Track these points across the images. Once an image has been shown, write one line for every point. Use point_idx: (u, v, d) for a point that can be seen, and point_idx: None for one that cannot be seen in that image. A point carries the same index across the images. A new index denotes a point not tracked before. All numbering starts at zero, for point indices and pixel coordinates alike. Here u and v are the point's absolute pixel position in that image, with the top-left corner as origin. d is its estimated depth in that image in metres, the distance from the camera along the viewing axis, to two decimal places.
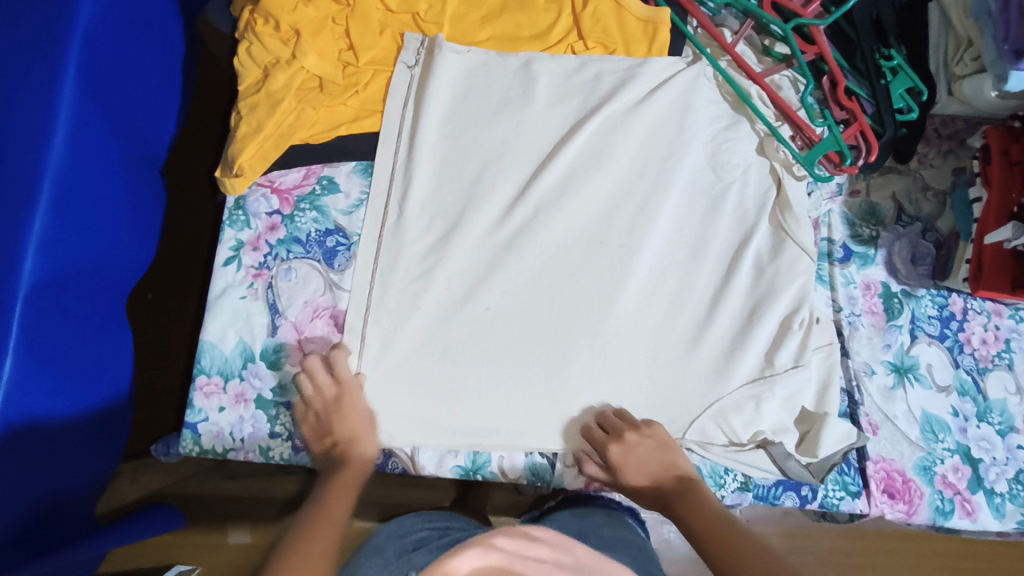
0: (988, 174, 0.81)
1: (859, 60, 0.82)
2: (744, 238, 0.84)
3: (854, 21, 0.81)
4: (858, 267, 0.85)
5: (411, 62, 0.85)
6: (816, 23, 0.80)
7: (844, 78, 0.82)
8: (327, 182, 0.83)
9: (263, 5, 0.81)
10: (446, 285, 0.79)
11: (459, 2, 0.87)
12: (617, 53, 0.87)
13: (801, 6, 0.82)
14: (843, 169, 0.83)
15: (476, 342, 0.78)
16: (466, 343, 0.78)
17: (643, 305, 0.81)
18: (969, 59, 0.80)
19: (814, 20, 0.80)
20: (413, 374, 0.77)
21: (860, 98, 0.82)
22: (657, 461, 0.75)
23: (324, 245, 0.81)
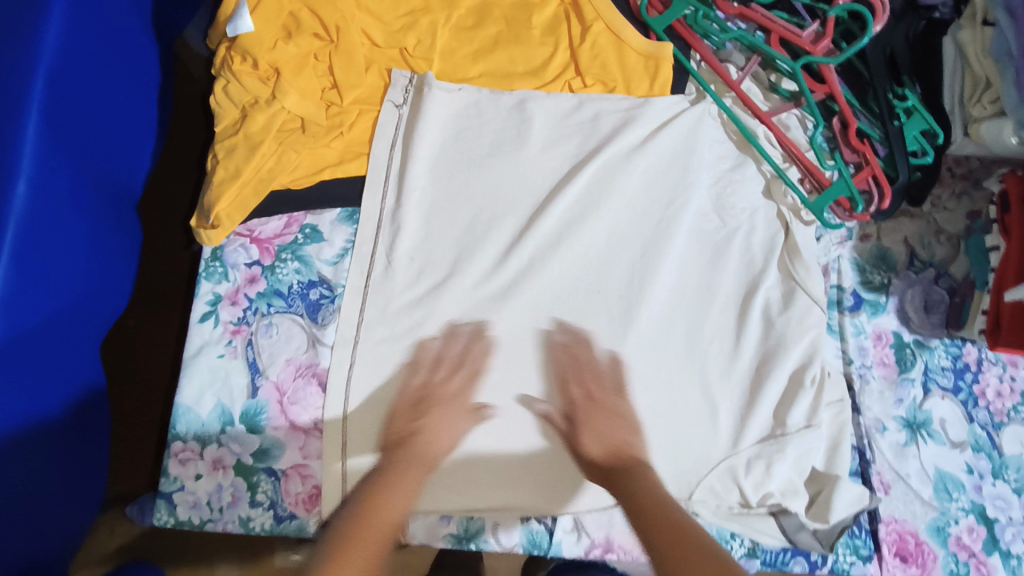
0: (1008, 221, 0.79)
1: (872, 99, 0.78)
2: (752, 287, 0.79)
3: (868, 60, 0.77)
4: (869, 316, 0.81)
5: (399, 100, 0.80)
6: (826, 62, 0.75)
7: (856, 120, 0.78)
8: (310, 230, 0.79)
9: (239, 43, 0.75)
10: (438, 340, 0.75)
11: (450, 36, 0.82)
12: (617, 90, 0.82)
13: (812, 43, 0.77)
14: (854, 216, 0.79)
15: (468, 400, 0.73)
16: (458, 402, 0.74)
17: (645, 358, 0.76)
18: (988, 101, 0.77)
19: (825, 58, 0.75)
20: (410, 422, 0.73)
21: (872, 139, 0.78)
22: (618, 443, 0.70)
23: (307, 298, 0.77)
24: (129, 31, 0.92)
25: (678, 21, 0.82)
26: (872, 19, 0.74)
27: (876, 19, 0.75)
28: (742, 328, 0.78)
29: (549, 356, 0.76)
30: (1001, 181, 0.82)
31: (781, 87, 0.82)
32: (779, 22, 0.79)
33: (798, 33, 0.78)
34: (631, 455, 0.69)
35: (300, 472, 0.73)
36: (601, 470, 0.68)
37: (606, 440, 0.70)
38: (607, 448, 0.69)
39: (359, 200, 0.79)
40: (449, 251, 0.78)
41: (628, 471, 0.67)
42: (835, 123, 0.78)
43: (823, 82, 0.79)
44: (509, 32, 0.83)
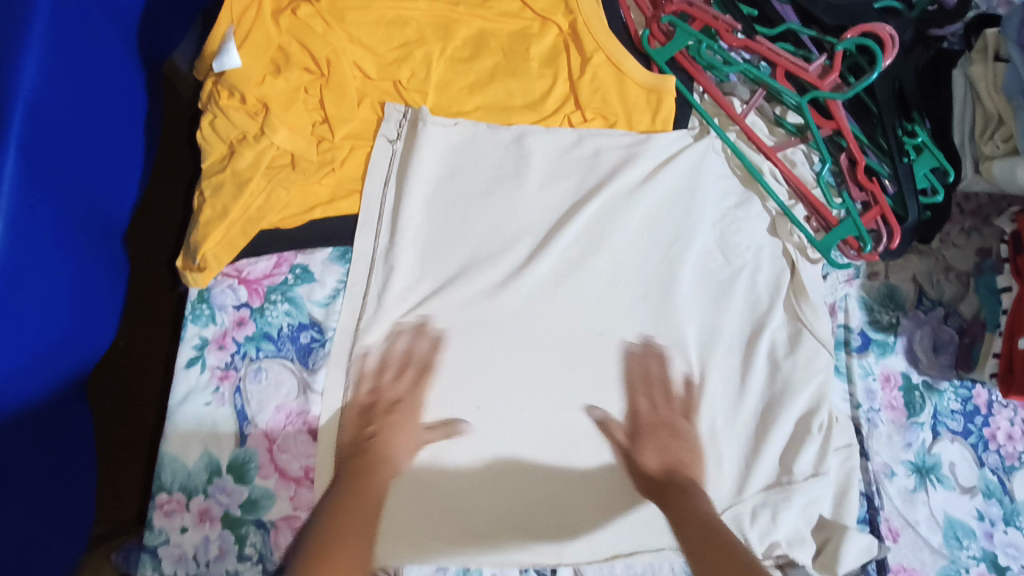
0: (1017, 263, 0.75)
1: (881, 134, 0.75)
2: (757, 328, 0.77)
3: (876, 95, 0.74)
4: (877, 356, 0.79)
5: (393, 135, 0.77)
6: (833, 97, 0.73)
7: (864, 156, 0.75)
8: (301, 270, 0.76)
9: (226, 78, 0.73)
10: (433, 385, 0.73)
11: (446, 68, 0.79)
12: (618, 125, 0.80)
13: (818, 78, 0.75)
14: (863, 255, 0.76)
15: (401, 431, 0.69)
16: (454, 449, 0.71)
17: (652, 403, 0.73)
18: (1001, 139, 0.74)
19: (832, 93, 0.73)
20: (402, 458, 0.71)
21: (881, 177, 0.76)
22: (677, 459, 0.70)
23: (298, 341, 0.74)
24: (115, 61, 0.89)
25: (680, 53, 0.80)
26: (880, 54, 0.71)
27: (885, 53, 0.72)
28: (748, 371, 0.76)
29: (550, 401, 0.73)
30: (1012, 220, 0.78)
31: (787, 121, 0.79)
32: (784, 55, 0.76)
33: (804, 67, 0.75)
34: (684, 470, 0.69)
35: (290, 524, 0.70)
36: (648, 475, 0.70)
37: (664, 452, 0.70)
38: (665, 462, 0.70)
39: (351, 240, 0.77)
40: (443, 291, 0.75)
41: (682, 487, 0.67)
42: (842, 159, 0.76)
43: (830, 117, 0.77)
44: (506, 64, 0.80)
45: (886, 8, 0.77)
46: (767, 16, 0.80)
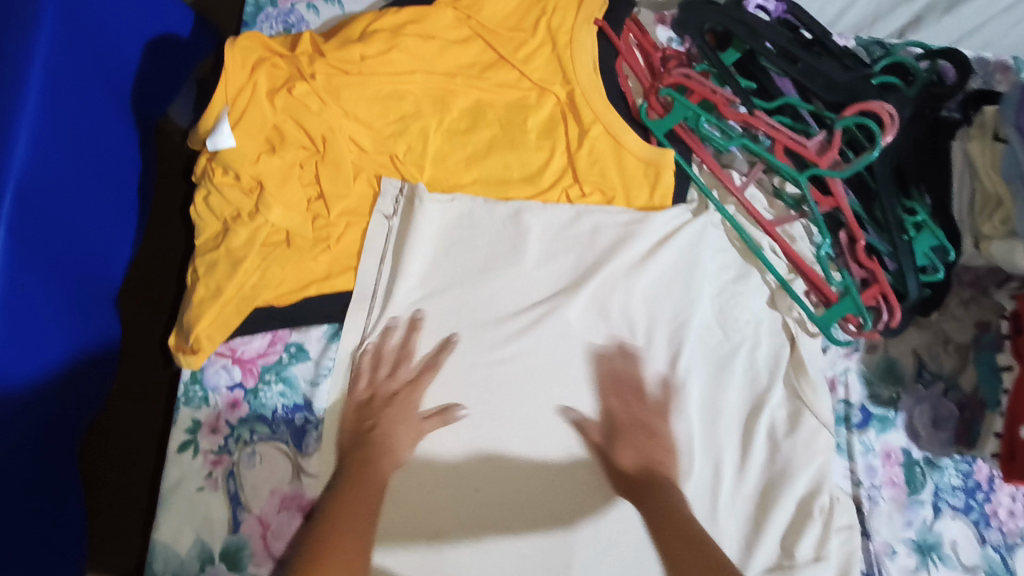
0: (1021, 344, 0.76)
1: (880, 211, 0.75)
2: (756, 405, 0.77)
3: (875, 173, 0.74)
4: (877, 432, 0.79)
5: (389, 211, 0.76)
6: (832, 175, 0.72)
7: (864, 234, 0.75)
8: (295, 348, 0.75)
9: (220, 157, 0.71)
10: (425, 464, 0.71)
11: (443, 140, 0.79)
12: (616, 199, 0.79)
13: (818, 154, 0.75)
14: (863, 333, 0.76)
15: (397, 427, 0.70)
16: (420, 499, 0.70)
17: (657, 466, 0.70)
18: (999, 220, 0.74)
19: (831, 172, 0.72)
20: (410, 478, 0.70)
21: (881, 254, 0.76)
22: (653, 460, 0.70)
23: (292, 423, 0.73)
24: (108, 123, 0.87)
25: (680, 124, 0.79)
26: (880, 133, 0.71)
27: (885, 131, 0.72)
28: (747, 450, 0.75)
29: (549, 481, 0.71)
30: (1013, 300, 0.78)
31: (785, 194, 0.79)
32: (783, 130, 0.76)
33: (804, 143, 0.75)
34: (663, 471, 0.69)
35: None
36: (632, 484, 0.69)
37: (641, 453, 0.70)
38: (642, 462, 0.70)
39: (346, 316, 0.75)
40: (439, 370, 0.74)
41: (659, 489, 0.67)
42: (841, 237, 0.76)
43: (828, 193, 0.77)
44: (504, 136, 0.80)
45: (885, 83, 0.77)
46: (765, 89, 0.80)
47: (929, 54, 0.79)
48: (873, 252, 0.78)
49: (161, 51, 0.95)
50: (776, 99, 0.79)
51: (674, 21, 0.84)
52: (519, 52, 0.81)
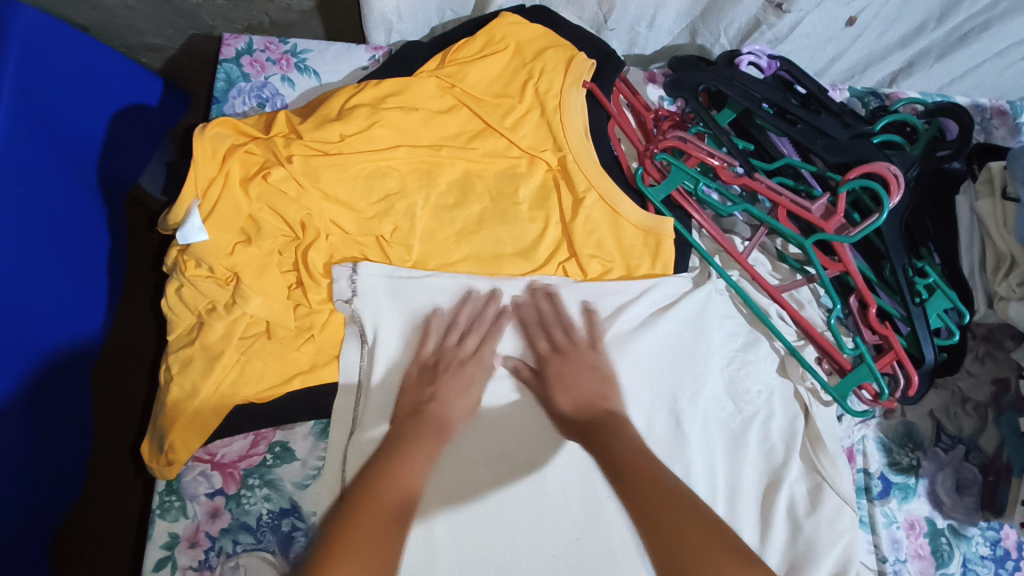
0: None
1: (890, 273, 0.72)
2: (773, 481, 0.73)
3: (884, 235, 0.70)
4: (900, 501, 0.75)
5: (347, 296, 0.70)
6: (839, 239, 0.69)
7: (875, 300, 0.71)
8: (279, 448, 0.69)
9: (191, 249, 0.66)
10: None
11: (431, 216, 0.74)
12: (617, 270, 0.75)
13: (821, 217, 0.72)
14: (880, 403, 0.72)
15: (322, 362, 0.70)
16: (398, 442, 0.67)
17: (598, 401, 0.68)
18: (1015, 282, 0.71)
19: (838, 236, 0.69)
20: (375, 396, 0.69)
21: (894, 318, 0.73)
22: (591, 396, 0.68)
23: (278, 530, 0.67)
24: (67, 202, 0.80)
25: (678, 189, 0.76)
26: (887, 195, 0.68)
27: (891, 193, 0.69)
28: (767, 531, 0.71)
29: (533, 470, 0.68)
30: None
31: (790, 258, 0.76)
32: (784, 193, 0.73)
33: (807, 206, 0.72)
34: (605, 407, 0.68)
35: None
36: (579, 427, 0.67)
37: (579, 396, 0.68)
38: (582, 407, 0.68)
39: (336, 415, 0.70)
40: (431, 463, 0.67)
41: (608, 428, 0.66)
42: (853, 302, 0.72)
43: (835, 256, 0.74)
44: (495, 209, 0.76)
45: (887, 141, 0.75)
46: (762, 148, 0.78)
47: (930, 110, 0.76)
48: (885, 315, 0.75)
49: (130, 122, 0.90)
50: (775, 160, 0.77)
51: (665, 82, 0.80)
52: (507, 119, 0.78)
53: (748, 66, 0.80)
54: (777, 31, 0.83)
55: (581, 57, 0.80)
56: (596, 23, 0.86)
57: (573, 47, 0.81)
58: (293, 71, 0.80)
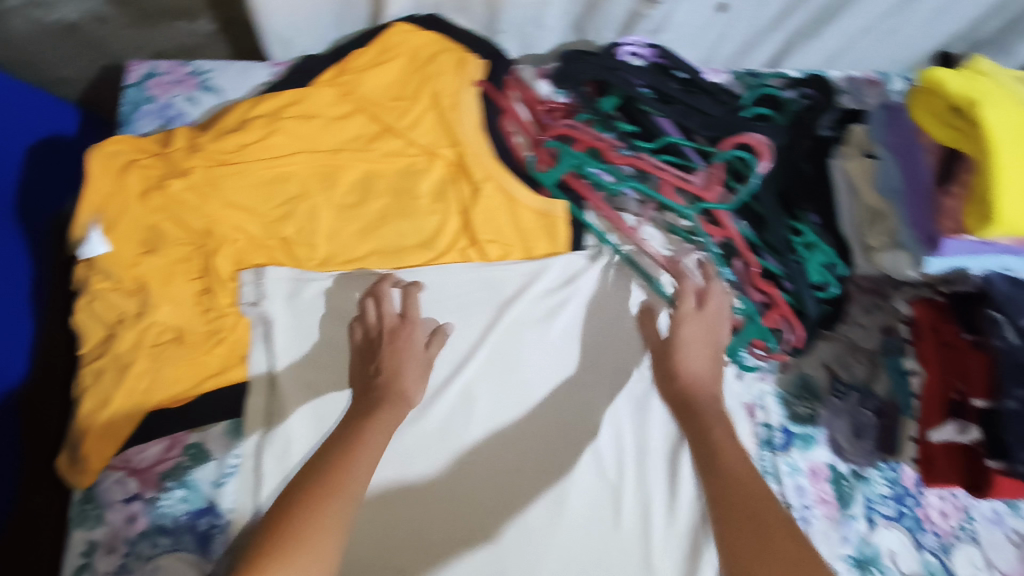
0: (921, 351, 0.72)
1: (770, 235, 0.77)
2: (677, 441, 0.76)
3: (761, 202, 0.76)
4: (802, 450, 0.79)
5: (254, 298, 0.74)
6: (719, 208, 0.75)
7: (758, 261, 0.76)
8: (194, 450, 0.72)
9: (98, 264, 0.71)
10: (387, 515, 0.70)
11: (335, 215, 0.78)
12: (517, 253, 0.79)
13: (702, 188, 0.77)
14: (771, 355, 0.78)
15: (406, 369, 0.69)
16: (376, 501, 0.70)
17: (706, 386, 0.71)
18: (884, 233, 0.75)
19: (719, 205, 0.75)
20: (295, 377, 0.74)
21: (776, 277, 0.77)
22: (702, 373, 0.71)
23: (196, 529, 0.69)
24: None
25: (569, 173, 0.80)
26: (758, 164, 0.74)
27: (761, 161, 0.75)
28: (674, 488, 0.75)
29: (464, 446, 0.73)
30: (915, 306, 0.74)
31: (678, 229, 0.81)
32: (668, 169, 0.79)
33: (688, 179, 0.77)
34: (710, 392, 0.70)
35: None
36: (679, 403, 0.71)
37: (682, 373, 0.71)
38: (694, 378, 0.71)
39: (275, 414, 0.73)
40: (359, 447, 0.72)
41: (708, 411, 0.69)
42: (737, 265, 0.77)
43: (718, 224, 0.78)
44: (396, 205, 0.80)
45: (758, 115, 0.81)
46: (646, 128, 0.81)
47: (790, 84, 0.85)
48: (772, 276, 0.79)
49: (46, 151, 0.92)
50: (658, 138, 0.81)
51: (553, 73, 0.85)
52: (403, 120, 0.82)
53: (627, 53, 0.85)
54: (654, 22, 0.89)
55: (471, 58, 0.85)
56: (487, 26, 0.90)
57: (463, 49, 0.86)
58: (196, 90, 0.83)
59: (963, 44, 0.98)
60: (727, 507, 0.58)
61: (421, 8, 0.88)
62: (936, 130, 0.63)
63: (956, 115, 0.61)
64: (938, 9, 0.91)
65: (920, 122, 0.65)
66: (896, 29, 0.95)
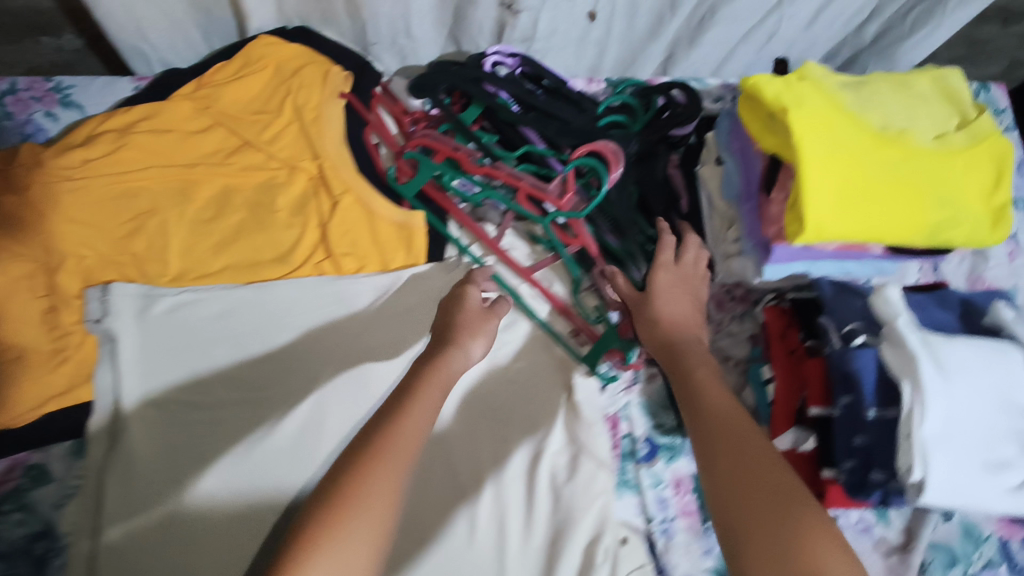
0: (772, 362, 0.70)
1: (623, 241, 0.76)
2: (536, 453, 0.75)
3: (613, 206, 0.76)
4: (667, 461, 0.78)
5: (98, 315, 0.72)
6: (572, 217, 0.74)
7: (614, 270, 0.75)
8: (36, 471, 0.71)
9: None
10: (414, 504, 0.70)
11: (188, 230, 0.77)
12: (372, 265, 0.79)
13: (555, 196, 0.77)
14: (628, 366, 0.78)
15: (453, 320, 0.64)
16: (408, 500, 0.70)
17: (686, 328, 0.66)
18: (732, 239, 0.73)
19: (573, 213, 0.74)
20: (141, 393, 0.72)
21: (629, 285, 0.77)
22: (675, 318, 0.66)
23: (31, 553, 0.67)
24: None
25: (429, 183, 0.81)
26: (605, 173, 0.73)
27: (612, 167, 0.74)
28: (531, 501, 0.73)
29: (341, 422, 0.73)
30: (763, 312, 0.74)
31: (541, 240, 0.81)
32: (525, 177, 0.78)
33: (543, 188, 0.77)
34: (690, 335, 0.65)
35: None
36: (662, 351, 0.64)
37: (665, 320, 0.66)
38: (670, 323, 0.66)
39: (308, 394, 0.74)
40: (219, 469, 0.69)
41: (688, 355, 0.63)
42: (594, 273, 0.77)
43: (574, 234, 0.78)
44: (252, 219, 0.79)
45: (614, 122, 0.80)
46: (512, 140, 0.81)
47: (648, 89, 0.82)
48: None
49: None
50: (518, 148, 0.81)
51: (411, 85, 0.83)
52: (264, 133, 0.81)
53: (491, 62, 0.84)
54: (524, 31, 0.88)
55: (336, 70, 0.85)
56: (359, 40, 0.90)
57: (330, 62, 0.85)
58: (57, 106, 0.83)
59: (847, 50, 0.98)
60: (708, 440, 0.55)
61: (290, 22, 0.87)
62: (762, 138, 0.63)
63: (774, 121, 0.60)
64: (814, 15, 0.90)
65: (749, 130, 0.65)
66: (775, 35, 0.93)
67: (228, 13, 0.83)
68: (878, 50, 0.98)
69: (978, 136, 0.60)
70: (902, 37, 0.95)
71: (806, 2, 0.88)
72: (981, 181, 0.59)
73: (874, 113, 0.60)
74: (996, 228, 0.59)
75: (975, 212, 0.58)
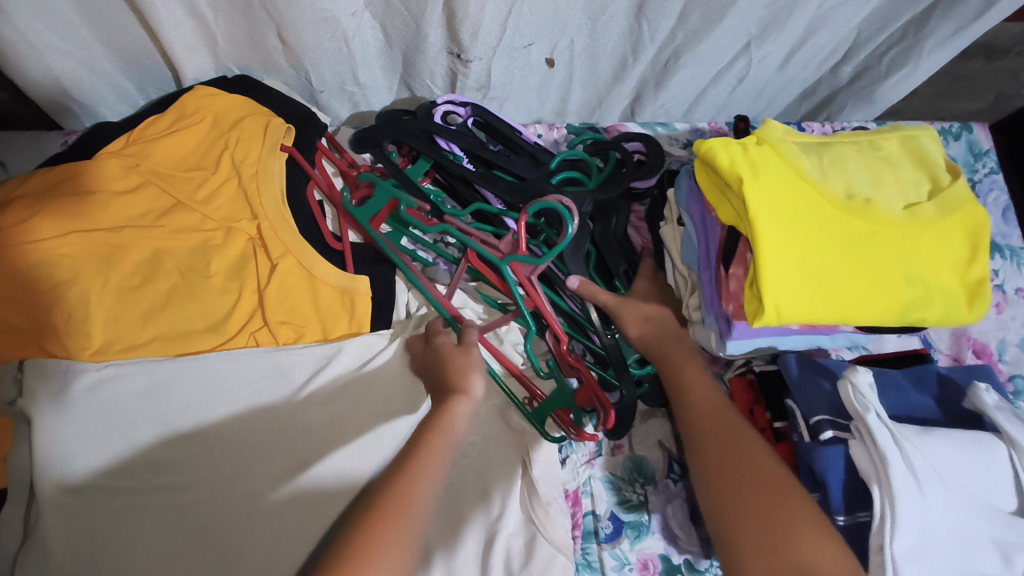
0: None
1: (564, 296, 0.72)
2: (490, 536, 0.69)
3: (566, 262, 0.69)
4: (632, 541, 0.72)
5: (13, 396, 0.66)
6: (532, 263, 0.67)
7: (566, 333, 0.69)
8: None
9: None
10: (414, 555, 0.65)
11: (114, 300, 0.71)
12: (311, 336, 0.75)
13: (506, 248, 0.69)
14: (583, 436, 0.72)
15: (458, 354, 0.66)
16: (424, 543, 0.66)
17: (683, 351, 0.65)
18: (694, 306, 0.67)
19: (529, 258, 0.67)
20: (62, 481, 0.64)
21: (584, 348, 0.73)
22: (668, 334, 0.66)
23: None
24: None
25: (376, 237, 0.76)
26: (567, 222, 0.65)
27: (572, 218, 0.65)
28: None
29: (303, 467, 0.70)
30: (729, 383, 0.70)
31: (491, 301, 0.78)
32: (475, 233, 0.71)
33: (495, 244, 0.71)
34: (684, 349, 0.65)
35: None
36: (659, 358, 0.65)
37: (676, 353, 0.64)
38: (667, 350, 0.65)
39: (243, 473, 0.69)
40: (171, 553, 0.64)
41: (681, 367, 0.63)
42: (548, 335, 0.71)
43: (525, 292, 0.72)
44: (184, 285, 0.73)
45: (568, 178, 0.75)
46: (462, 195, 0.78)
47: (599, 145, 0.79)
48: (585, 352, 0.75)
49: None
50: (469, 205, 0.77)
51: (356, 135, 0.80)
52: (199, 192, 0.76)
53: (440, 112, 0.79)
54: (478, 78, 0.83)
55: (277, 122, 0.79)
56: (306, 89, 0.86)
57: (271, 113, 0.80)
58: None
59: (821, 91, 0.94)
60: (705, 442, 0.56)
61: (230, 71, 0.82)
62: (720, 206, 0.59)
63: (730, 191, 0.56)
64: (786, 57, 0.86)
65: (706, 194, 0.61)
66: (746, 77, 0.89)
67: (161, 64, 0.79)
68: (855, 91, 0.94)
69: (951, 205, 0.56)
70: (877, 79, 0.91)
71: (778, 44, 0.83)
72: (954, 255, 0.55)
73: (838, 180, 0.56)
74: (973, 307, 0.55)
75: (948, 290, 0.55)
